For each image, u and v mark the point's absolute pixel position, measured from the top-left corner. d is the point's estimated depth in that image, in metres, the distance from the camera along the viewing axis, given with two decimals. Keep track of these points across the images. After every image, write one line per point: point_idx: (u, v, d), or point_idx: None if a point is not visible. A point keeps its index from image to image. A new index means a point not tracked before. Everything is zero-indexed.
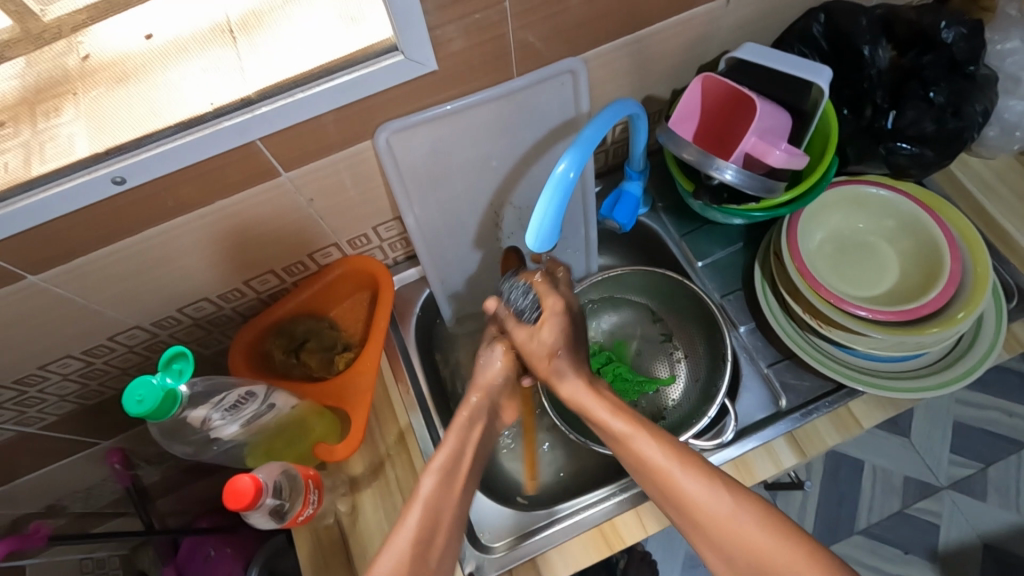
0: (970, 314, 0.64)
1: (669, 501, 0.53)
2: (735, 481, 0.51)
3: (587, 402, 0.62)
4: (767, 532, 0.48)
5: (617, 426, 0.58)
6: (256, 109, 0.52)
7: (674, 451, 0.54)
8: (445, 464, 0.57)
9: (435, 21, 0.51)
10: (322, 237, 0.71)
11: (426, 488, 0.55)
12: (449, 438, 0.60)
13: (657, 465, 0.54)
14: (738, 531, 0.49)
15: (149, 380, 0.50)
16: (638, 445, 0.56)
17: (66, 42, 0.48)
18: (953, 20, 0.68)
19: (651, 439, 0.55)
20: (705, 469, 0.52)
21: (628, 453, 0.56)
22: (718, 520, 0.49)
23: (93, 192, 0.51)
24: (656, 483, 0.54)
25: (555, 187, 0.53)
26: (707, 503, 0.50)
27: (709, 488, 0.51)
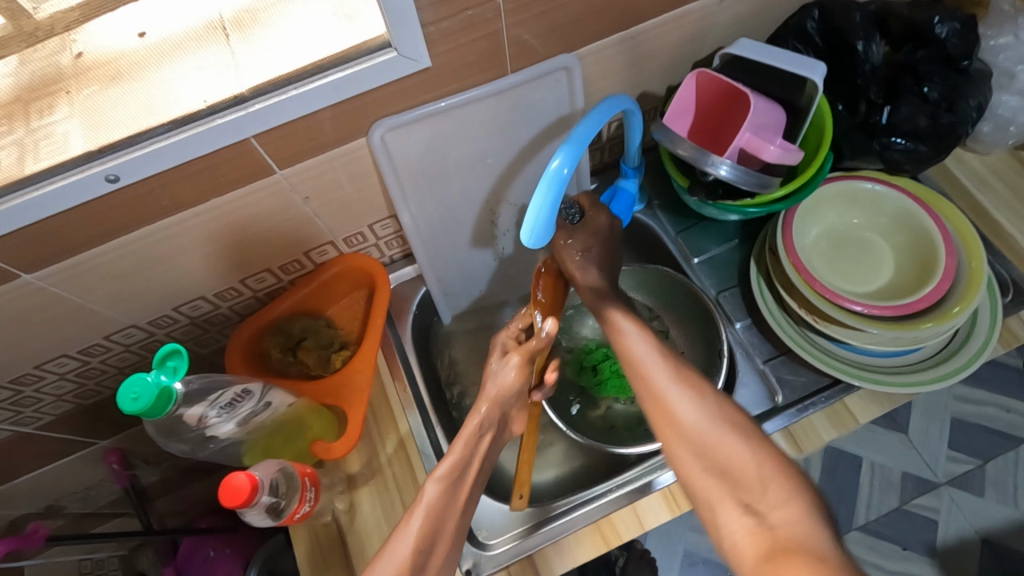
0: (965, 309, 0.64)
1: (650, 399, 0.54)
2: (723, 399, 0.52)
3: (600, 307, 0.63)
4: (740, 440, 0.49)
5: (623, 326, 0.60)
6: (251, 106, 0.52)
7: (670, 363, 0.55)
8: (450, 472, 0.58)
9: (428, 17, 0.51)
10: (318, 235, 0.71)
11: (429, 494, 0.57)
12: (456, 444, 0.61)
13: (647, 367, 0.55)
14: (710, 435, 0.50)
15: (145, 378, 0.50)
16: (634, 347, 0.57)
17: (60, 40, 0.49)
18: (947, 15, 0.67)
19: (651, 344, 0.57)
20: (694, 383, 0.53)
21: (625, 349, 0.58)
22: (694, 427, 0.50)
23: (87, 191, 0.51)
24: (642, 380, 0.55)
25: (549, 183, 0.53)
26: (689, 412, 0.51)
27: (694, 401, 0.52)
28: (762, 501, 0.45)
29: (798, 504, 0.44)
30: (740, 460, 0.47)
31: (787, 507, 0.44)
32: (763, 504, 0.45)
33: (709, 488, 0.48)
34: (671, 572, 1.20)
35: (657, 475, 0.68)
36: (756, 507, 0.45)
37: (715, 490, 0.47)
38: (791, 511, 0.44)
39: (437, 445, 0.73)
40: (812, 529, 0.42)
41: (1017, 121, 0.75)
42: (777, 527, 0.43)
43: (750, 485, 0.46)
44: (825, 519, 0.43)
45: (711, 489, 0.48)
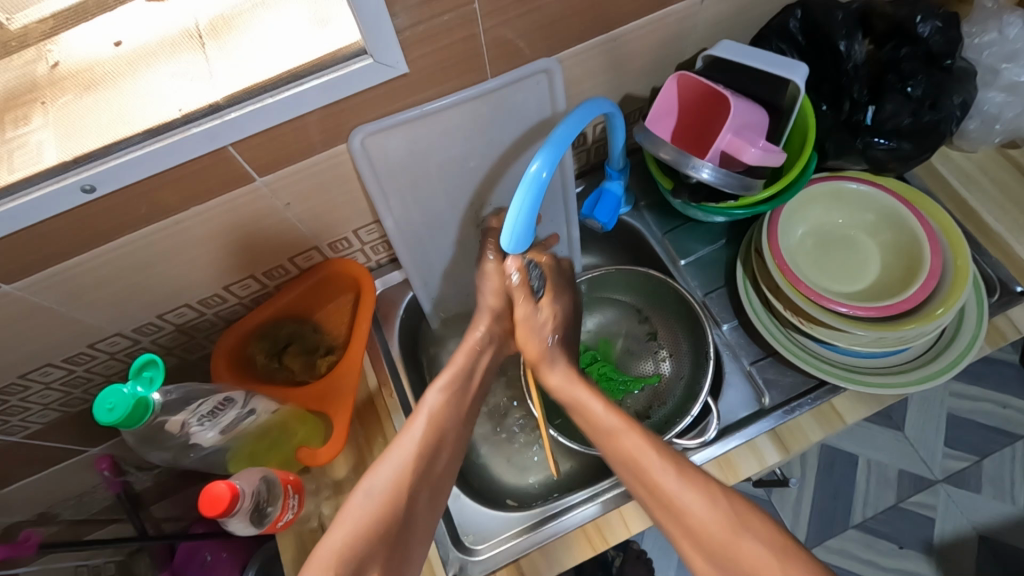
0: (949, 309, 0.63)
1: (658, 501, 0.55)
2: (736, 496, 0.53)
3: (580, 394, 0.64)
4: (770, 551, 0.49)
5: (610, 422, 0.60)
6: (226, 114, 0.51)
7: (670, 458, 0.56)
8: (452, 380, 0.64)
9: (404, 22, 0.51)
10: (302, 240, 0.71)
11: (431, 402, 0.62)
12: (457, 357, 0.67)
13: (647, 463, 0.56)
14: (736, 546, 0.50)
15: (120, 389, 0.50)
16: (623, 439, 0.58)
17: (35, 50, 0.51)
18: (928, 13, 0.67)
19: (643, 437, 0.58)
20: (700, 476, 0.54)
21: (616, 448, 0.59)
22: (714, 533, 0.51)
23: (62, 201, 0.50)
24: (648, 486, 0.55)
25: (527, 186, 0.53)
26: (703, 514, 0.52)
27: (707, 501, 0.53)
28: None
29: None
30: (771, 567, 0.48)
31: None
32: None
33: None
34: (668, 572, 1.20)
35: None
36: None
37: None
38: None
39: None
40: None
41: (1003, 118, 0.75)
42: None
43: None
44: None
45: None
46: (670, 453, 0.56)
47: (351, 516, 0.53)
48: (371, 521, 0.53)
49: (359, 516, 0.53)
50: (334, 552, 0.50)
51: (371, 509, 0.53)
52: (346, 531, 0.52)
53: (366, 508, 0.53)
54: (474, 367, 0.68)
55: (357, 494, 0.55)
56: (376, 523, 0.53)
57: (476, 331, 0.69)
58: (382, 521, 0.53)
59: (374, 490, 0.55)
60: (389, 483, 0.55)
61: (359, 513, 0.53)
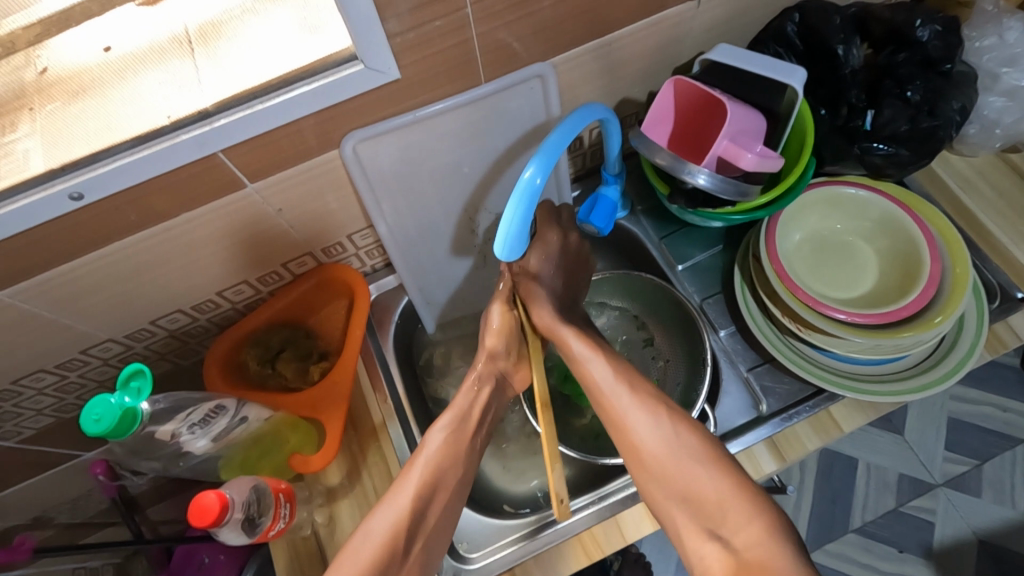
0: (947, 318, 0.63)
1: (615, 426, 0.58)
2: (683, 421, 0.55)
3: (553, 323, 0.64)
4: (703, 470, 0.52)
5: (577, 348, 0.62)
6: (215, 121, 0.50)
7: (627, 380, 0.59)
8: (455, 421, 0.62)
9: (395, 28, 0.50)
10: (295, 246, 0.70)
11: (431, 444, 0.60)
12: (459, 397, 0.65)
13: (612, 395, 0.59)
14: (676, 467, 0.53)
15: (107, 399, 0.49)
16: (590, 367, 0.61)
17: (24, 56, 0.51)
18: (928, 18, 0.66)
19: (607, 368, 0.60)
20: (652, 401, 0.57)
21: (585, 375, 0.61)
22: (657, 454, 0.54)
23: (50, 209, 0.50)
24: (606, 410, 0.59)
25: (521, 193, 0.52)
26: (650, 436, 0.55)
27: (654, 423, 0.56)
28: (724, 524, 0.48)
29: (759, 521, 0.47)
30: (701, 481, 0.51)
31: (749, 528, 0.47)
32: (727, 528, 0.48)
33: (674, 512, 0.52)
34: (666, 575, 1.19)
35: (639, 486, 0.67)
36: (722, 533, 0.48)
37: (680, 515, 0.51)
38: (751, 532, 0.47)
39: None
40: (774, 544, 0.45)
41: (1003, 123, 0.74)
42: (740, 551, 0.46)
43: (711, 508, 0.50)
44: (785, 534, 0.46)
45: (678, 512, 0.52)
46: (630, 377, 0.59)
47: (350, 563, 0.52)
48: (369, 564, 0.52)
49: (358, 561, 0.52)
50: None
51: (369, 553, 0.52)
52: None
53: (365, 553, 0.53)
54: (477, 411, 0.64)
55: (356, 539, 0.54)
56: (375, 567, 0.52)
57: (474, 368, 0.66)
58: (380, 563, 0.52)
59: (374, 531, 0.54)
60: (388, 525, 0.54)
61: (359, 555, 0.52)
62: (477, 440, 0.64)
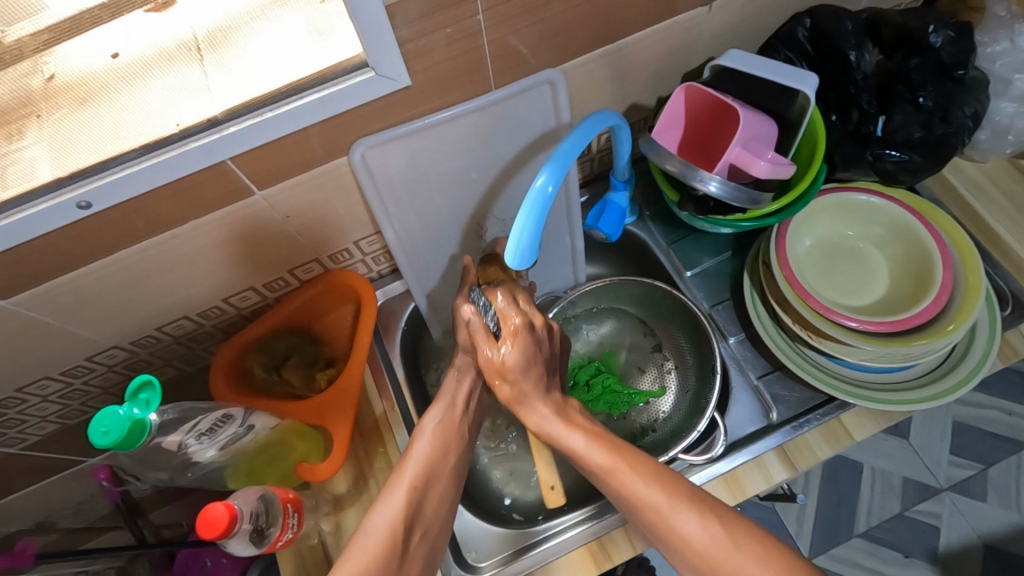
0: (960, 326, 0.62)
1: (658, 533, 0.51)
2: (729, 514, 0.50)
3: (558, 430, 0.60)
4: (774, 573, 0.46)
5: (578, 443, 0.58)
6: (224, 129, 0.50)
7: (663, 483, 0.52)
8: (445, 411, 0.63)
9: (406, 35, 0.50)
10: (302, 252, 0.70)
11: (421, 448, 0.60)
12: (443, 390, 0.66)
13: (648, 502, 0.52)
14: (738, 570, 0.47)
15: (115, 409, 0.48)
16: (611, 475, 0.55)
17: (30, 63, 0.49)
18: (941, 23, 0.66)
19: (631, 471, 0.54)
20: (690, 498, 0.51)
21: (605, 486, 0.55)
22: (711, 554, 0.48)
23: (56, 218, 0.49)
24: (638, 515, 0.53)
25: (533, 201, 0.51)
26: (694, 533, 0.49)
27: (699, 521, 0.49)
28: None
29: None
30: None
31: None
32: None
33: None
34: None
35: None
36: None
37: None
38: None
39: None
40: None
41: (1015, 128, 0.73)
42: None
43: None
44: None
45: None
46: (652, 468, 0.54)
47: (354, 559, 0.50)
48: (374, 558, 0.50)
49: (362, 557, 0.50)
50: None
51: (373, 547, 0.51)
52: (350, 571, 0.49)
53: (370, 547, 0.51)
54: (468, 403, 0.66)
55: (358, 535, 0.52)
56: (381, 560, 0.50)
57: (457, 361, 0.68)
58: (382, 560, 0.50)
59: (374, 528, 0.52)
60: (388, 517, 0.53)
61: (361, 552, 0.51)
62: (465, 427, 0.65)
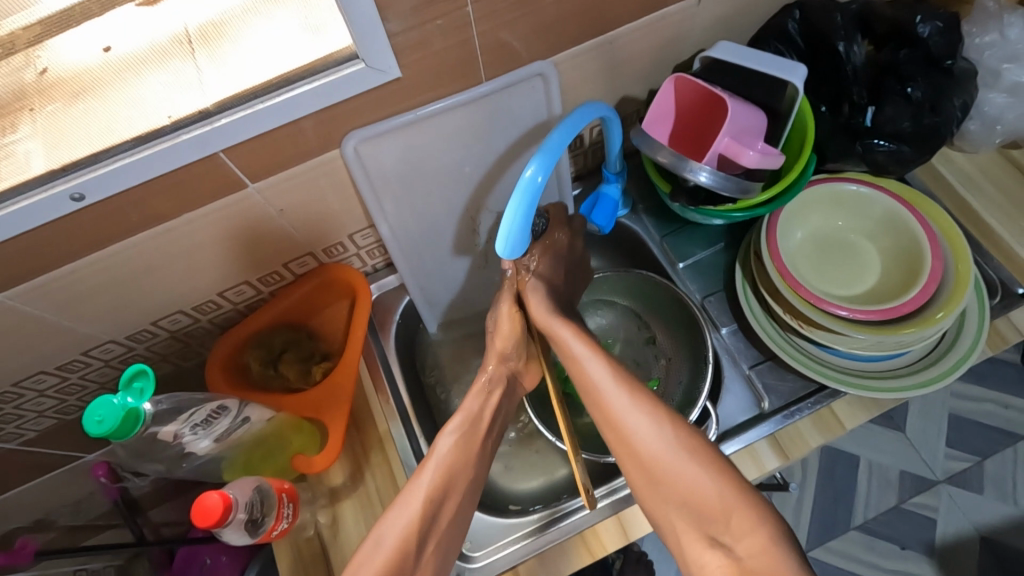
0: (949, 314, 0.63)
1: (611, 427, 0.56)
2: (682, 421, 0.54)
3: (551, 321, 0.63)
4: (705, 476, 0.50)
5: (576, 347, 0.60)
6: (216, 121, 0.51)
7: (626, 387, 0.56)
8: (463, 427, 0.61)
9: (396, 28, 0.50)
10: (297, 246, 0.70)
11: (439, 452, 0.59)
12: (468, 400, 0.64)
13: (606, 392, 0.57)
14: (674, 471, 0.51)
15: (110, 399, 0.49)
16: (587, 367, 0.58)
17: (23, 56, 0.49)
18: (928, 14, 0.66)
19: (605, 366, 0.58)
20: (653, 405, 0.55)
21: (581, 373, 0.59)
22: (654, 454, 0.53)
23: (50, 210, 0.50)
24: (601, 407, 0.57)
25: (522, 192, 0.52)
26: (645, 434, 0.54)
27: (654, 424, 0.54)
28: (729, 536, 0.47)
29: (760, 528, 0.46)
30: (703, 490, 0.50)
31: (756, 536, 0.46)
32: (730, 537, 0.47)
33: (675, 519, 0.51)
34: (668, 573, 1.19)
35: None
36: (725, 540, 0.48)
37: (681, 521, 0.51)
38: (756, 539, 0.46)
39: (420, 454, 0.73)
40: (779, 557, 0.45)
41: (1005, 120, 0.74)
42: (744, 560, 0.46)
43: (715, 518, 0.49)
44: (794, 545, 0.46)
45: (678, 519, 0.51)
46: (626, 375, 0.57)
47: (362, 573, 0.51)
48: (380, 571, 0.51)
49: (370, 567, 0.51)
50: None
51: (380, 560, 0.51)
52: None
53: (376, 559, 0.52)
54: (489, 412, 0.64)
55: (366, 546, 0.53)
56: (387, 574, 0.51)
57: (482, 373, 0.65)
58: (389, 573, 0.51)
59: (384, 540, 0.53)
60: (398, 533, 0.53)
61: (368, 562, 0.51)
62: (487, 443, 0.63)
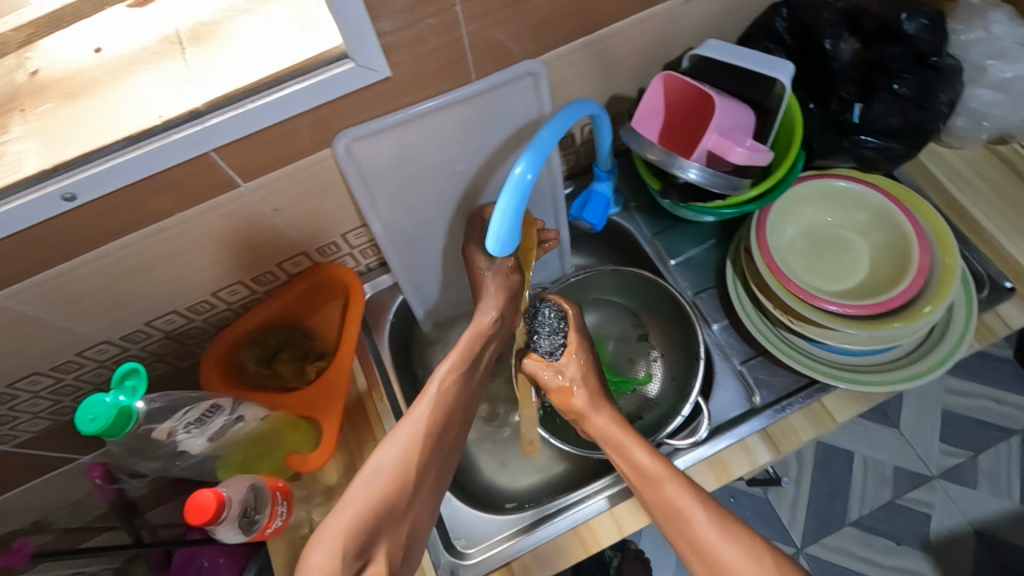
0: (936, 307, 0.64)
1: (700, 559, 0.53)
2: (780, 555, 0.51)
3: (617, 435, 0.62)
4: None
5: (650, 468, 0.58)
6: (207, 120, 0.50)
7: (715, 516, 0.54)
8: (459, 361, 0.63)
9: (386, 27, 0.51)
10: (290, 246, 0.71)
11: (440, 378, 0.61)
12: (465, 335, 0.65)
13: (688, 518, 0.54)
14: None
15: (102, 398, 0.49)
16: (666, 489, 0.56)
17: (15, 58, 0.52)
18: (914, 12, 0.67)
19: (688, 491, 0.55)
20: (745, 534, 0.53)
21: (658, 496, 0.56)
22: None
23: (43, 210, 0.50)
24: (684, 537, 0.54)
25: (512, 189, 0.52)
26: (744, 570, 0.50)
27: (752, 560, 0.51)
28: None
29: None
30: None
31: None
32: None
33: None
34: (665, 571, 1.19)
35: None
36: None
37: None
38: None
39: None
40: None
41: (992, 115, 0.75)
42: None
43: None
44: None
45: None
46: (712, 501, 0.55)
47: (360, 497, 0.53)
48: (379, 497, 0.53)
49: (368, 492, 0.53)
50: (343, 526, 0.51)
51: (379, 487, 0.54)
52: (357, 509, 0.52)
53: (374, 487, 0.54)
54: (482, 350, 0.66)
55: (365, 471, 0.55)
56: (384, 501, 0.53)
57: (486, 313, 0.66)
58: (387, 498, 0.54)
59: (382, 468, 0.55)
60: (396, 460, 0.55)
61: (366, 489, 0.53)
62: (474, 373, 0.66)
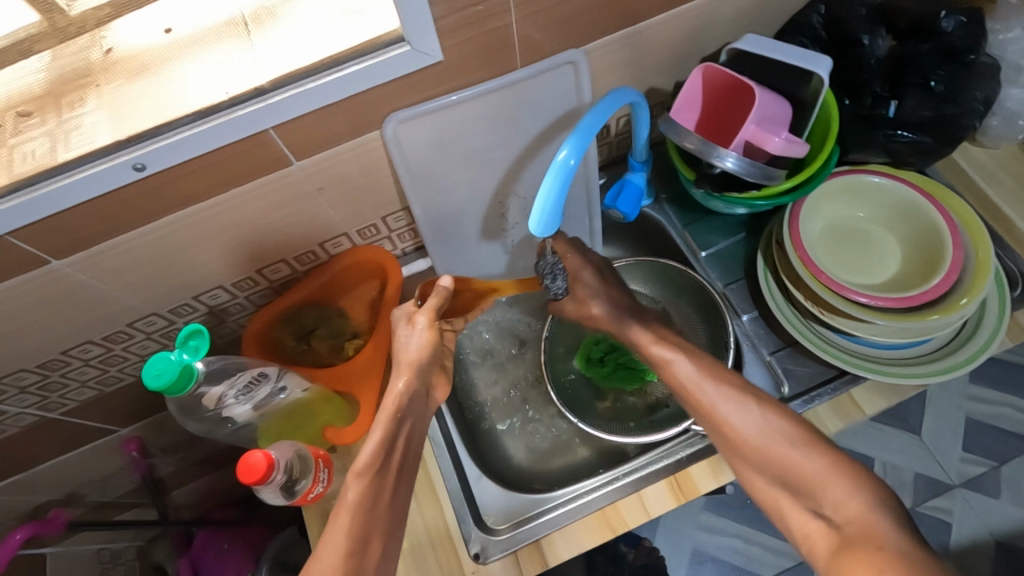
0: (972, 300, 0.64)
1: (703, 418, 0.59)
2: (773, 403, 0.56)
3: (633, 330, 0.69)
4: (806, 458, 0.52)
5: (657, 352, 0.64)
6: (269, 98, 0.53)
7: (716, 378, 0.60)
8: (369, 463, 0.55)
9: (441, 12, 0.53)
10: (333, 226, 0.73)
11: (352, 491, 0.54)
12: (375, 429, 0.57)
13: (697, 388, 0.60)
14: (777, 456, 0.53)
15: (167, 356, 0.52)
16: (672, 365, 0.62)
17: (89, 37, 0.54)
18: (952, 9, 0.68)
19: (686, 359, 0.62)
20: (737, 388, 0.58)
21: (668, 372, 0.63)
22: (752, 441, 0.55)
23: (113, 180, 0.53)
24: (690, 402, 0.60)
25: (556, 173, 0.54)
26: (740, 422, 0.56)
27: (743, 410, 0.57)
28: (824, 502, 0.49)
29: (862, 499, 0.48)
30: (805, 467, 0.51)
31: (852, 503, 0.48)
32: (829, 505, 0.49)
33: (777, 497, 0.53)
34: (680, 570, 1.18)
35: (662, 463, 0.69)
36: (824, 511, 0.49)
37: (784, 498, 0.52)
38: (856, 504, 0.48)
39: (448, 435, 0.76)
40: (876, 523, 0.46)
41: None
42: (844, 526, 0.47)
43: (809, 488, 0.51)
44: (892, 510, 0.47)
45: (782, 498, 0.52)
46: (716, 372, 0.60)
47: None
48: None
49: None
50: None
51: None
52: None
53: None
54: (399, 433, 0.58)
55: None
56: None
57: (396, 383, 0.60)
58: None
59: None
60: None
61: None
62: (399, 467, 0.58)
